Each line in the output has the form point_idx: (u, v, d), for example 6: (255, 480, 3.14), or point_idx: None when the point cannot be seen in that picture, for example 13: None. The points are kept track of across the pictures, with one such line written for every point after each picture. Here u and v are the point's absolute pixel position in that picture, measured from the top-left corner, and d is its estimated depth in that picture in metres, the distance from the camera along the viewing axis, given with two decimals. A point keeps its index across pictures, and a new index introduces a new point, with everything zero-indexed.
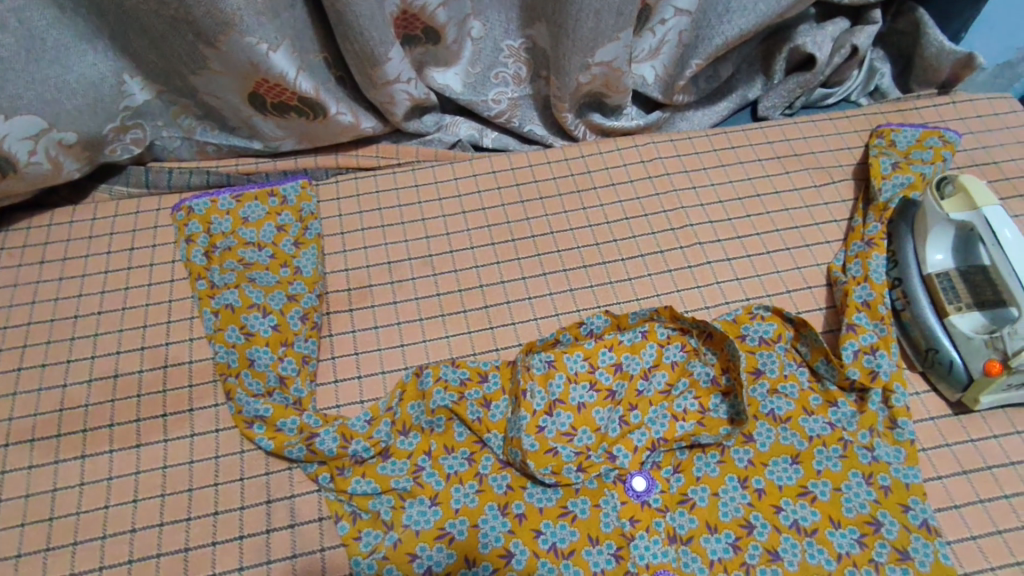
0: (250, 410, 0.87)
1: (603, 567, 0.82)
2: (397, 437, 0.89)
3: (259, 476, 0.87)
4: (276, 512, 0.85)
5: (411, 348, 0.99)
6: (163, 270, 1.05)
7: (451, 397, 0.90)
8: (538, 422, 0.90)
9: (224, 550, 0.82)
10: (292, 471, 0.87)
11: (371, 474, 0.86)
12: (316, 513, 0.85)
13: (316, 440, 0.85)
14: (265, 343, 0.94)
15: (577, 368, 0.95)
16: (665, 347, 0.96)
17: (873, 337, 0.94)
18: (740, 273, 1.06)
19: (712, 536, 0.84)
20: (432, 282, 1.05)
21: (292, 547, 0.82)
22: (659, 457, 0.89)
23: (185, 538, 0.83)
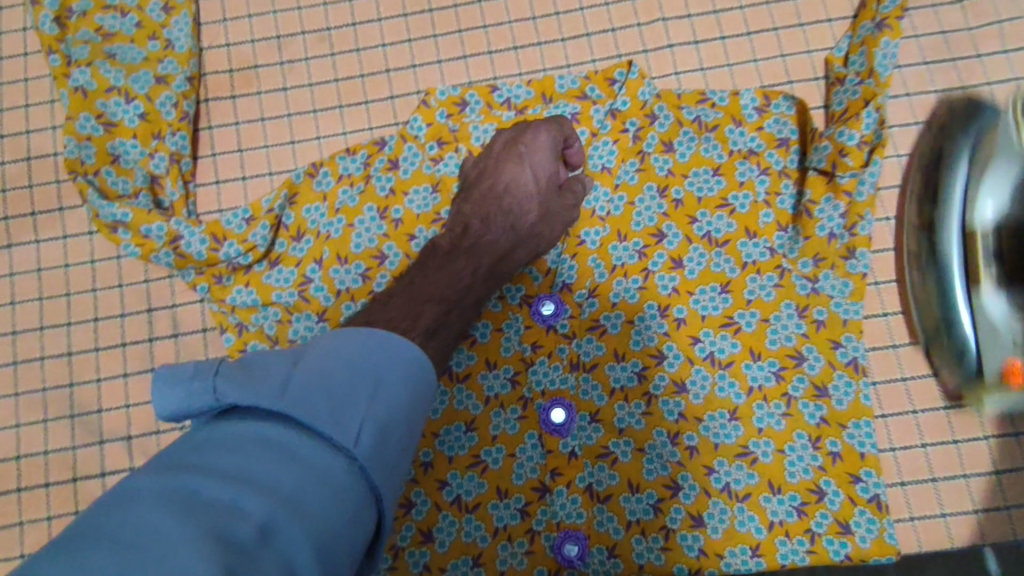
0: (107, 215, 0.77)
1: (497, 392, 0.78)
2: (288, 243, 0.80)
3: (138, 284, 0.81)
4: (158, 321, 0.80)
5: (303, 145, 0.85)
6: (13, 40, 0.88)
7: (347, 187, 0.81)
8: (439, 213, 0.81)
9: (107, 356, 0.79)
10: (173, 279, 0.81)
11: (256, 284, 0.78)
12: (200, 324, 0.80)
13: (182, 243, 0.77)
14: (131, 135, 0.80)
15: (484, 140, 0.83)
16: (596, 139, 0.83)
17: (856, 136, 0.76)
18: (705, 61, 0.87)
19: (618, 364, 0.78)
20: (329, 63, 0.87)
21: (177, 356, 0.79)
22: (573, 279, 0.81)
23: (67, 343, 0.79)
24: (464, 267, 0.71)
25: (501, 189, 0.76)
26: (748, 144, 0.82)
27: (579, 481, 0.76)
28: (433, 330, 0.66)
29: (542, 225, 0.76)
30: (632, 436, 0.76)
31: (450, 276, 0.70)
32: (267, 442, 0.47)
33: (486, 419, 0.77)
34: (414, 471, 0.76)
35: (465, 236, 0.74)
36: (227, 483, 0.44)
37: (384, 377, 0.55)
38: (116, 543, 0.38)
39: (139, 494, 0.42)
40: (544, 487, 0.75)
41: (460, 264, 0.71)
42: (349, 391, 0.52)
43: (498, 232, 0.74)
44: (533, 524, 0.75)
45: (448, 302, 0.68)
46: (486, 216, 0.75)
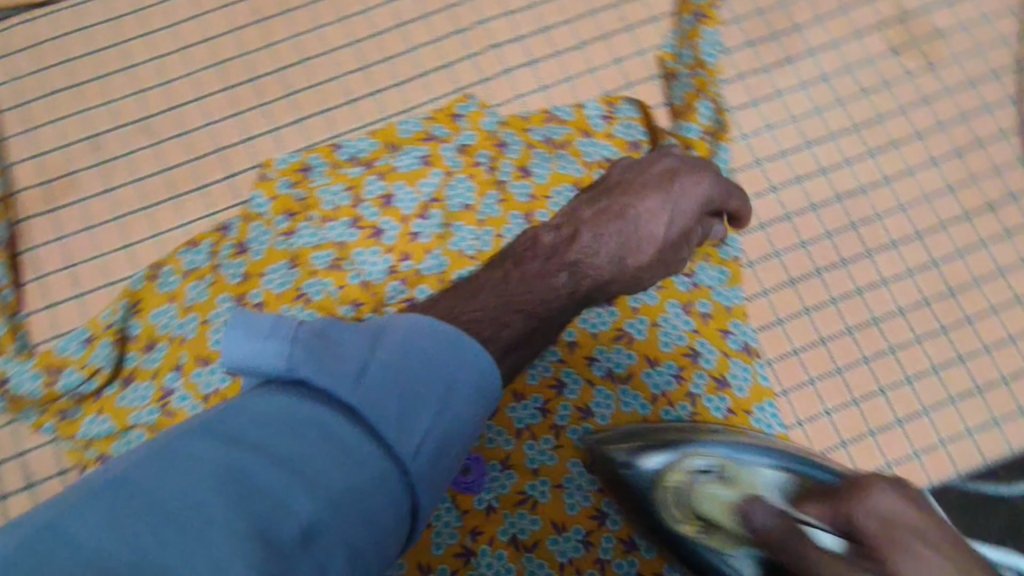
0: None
1: None
2: (139, 356, 0.74)
3: None
4: (7, 474, 0.71)
5: (141, 247, 0.79)
6: None
7: (194, 282, 0.75)
8: (300, 288, 0.76)
9: None
10: (16, 424, 0.72)
11: (109, 409, 0.72)
12: (55, 468, 0.72)
13: (13, 385, 0.72)
14: None
15: (336, 202, 0.79)
16: (452, 178, 0.80)
17: (696, 128, 0.80)
18: (545, 80, 0.85)
19: (519, 403, 0.75)
20: (153, 154, 0.81)
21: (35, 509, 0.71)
22: None
23: None
24: (562, 280, 0.63)
25: (620, 211, 0.64)
26: (601, 153, 0.81)
27: (502, 534, 0.72)
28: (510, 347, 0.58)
29: (649, 270, 0.65)
30: (547, 475, 0.74)
31: (546, 288, 0.62)
32: (301, 444, 0.41)
33: None
34: None
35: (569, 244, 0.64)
36: (286, 474, 0.39)
37: (460, 381, 0.48)
38: (71, 557, 0.33)
39: (179, 467, 0.38)
40: (468, 550, 0.72)
41: (558, 279, 0.62)
42: (423, 389, 0.46)
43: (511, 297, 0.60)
44: None
45: (565, 299, 0.64)
46: (597, 228, 0.65)
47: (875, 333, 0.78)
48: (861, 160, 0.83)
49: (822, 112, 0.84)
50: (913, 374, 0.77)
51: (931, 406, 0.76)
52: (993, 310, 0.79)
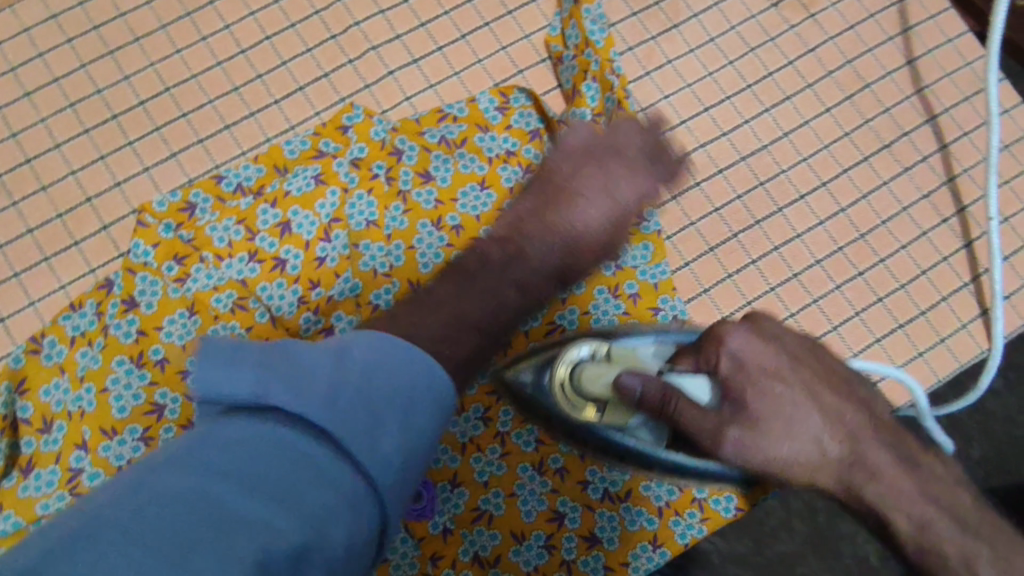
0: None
1: None
2: (35, 439, 0.66)
3: None
4: None
5: (17, 319, 0.71)
6: None
7: (80, 349, 0.68)
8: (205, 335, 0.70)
9: None
10: None
11: (10, 502, 0.65)
12: None
13: None
14: None
15: (228, 238, 0.72)
16: (351, 195, 0.75)
17: (586, 113, 0.77)
18: (432, 77, 0.81)
19: (460, 417, 0.72)
20: (14, 215, 0.74)
21: None
22: None
23: None
24: (534, 267, 0.64)
25: (551, 225, 0.66)
26: (502, 147, 0.79)
27: (462, 555, 0.70)
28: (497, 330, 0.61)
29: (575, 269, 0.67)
30: (498, 485, 0.71)
31: (478, 298, 0.60)
32: (302, 400, 0.41)
33: None
34: None
35: (507, 263, 0.63)
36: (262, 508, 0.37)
37: (429, 387, 0.46)
38: None
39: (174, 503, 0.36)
40: None
41: (499, 289, 0.61)
42: (385, 406, 0.43)
43: (459, 308, 0.58)
44: None
45: (461, 276, 0.61)
46: (577, 206, 0.67)
47: (796, 288, 0.79)
48: (758, 117, 0.83)
49: (714, 74, 0.84)
50: (838, 320, 0.78)
51: (858, 349, 0.77)
52: (902, 246, 0.80)
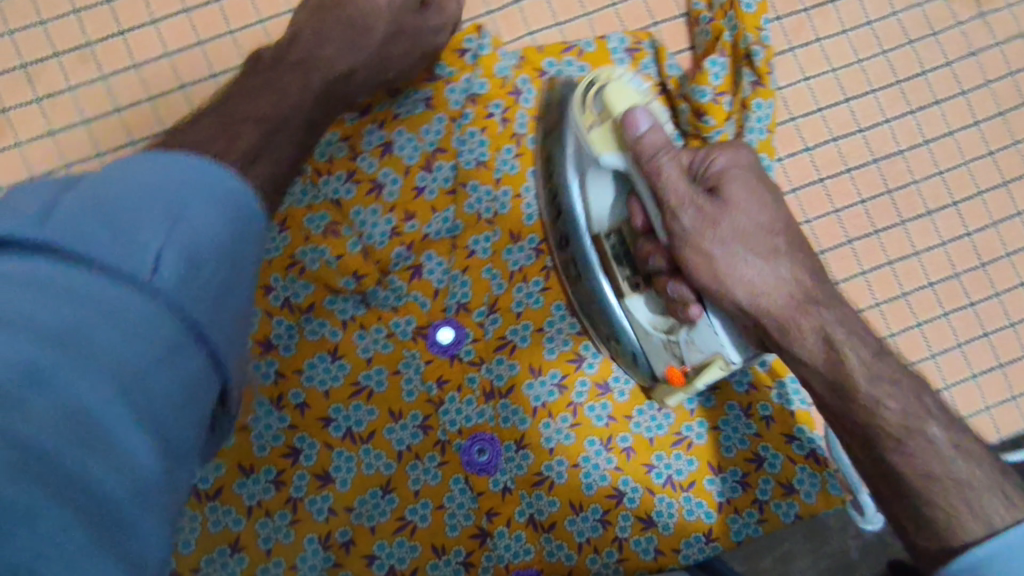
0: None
1: (409, 444, 0.69)
2: None
3: None
4: None
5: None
6: None
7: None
8: (293, 253, 0.68)
9: None
10: None
11: None
12: None
13: None
14: None
15: (331, 153, 0.70)
16: (459, 122, 0.72)
17: (708, 92, 0.70)
18: (559, 15, 0.76)
19: (536, 380, 0.70)
20: (101, 89, 0.70)
21: None
22: (467, 297, 0.71)
23: None
24: (290, 82, 0.62)
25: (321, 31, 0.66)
26: None
27: (519, 516, 0.69)
28: (254, 154, 0.56)
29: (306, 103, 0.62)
30: (563, 454, 0.70)
31: (274, 91, 0.61)
32: (80, 309, 0.38)
33: (403, 475, 0.68)
34: (335, 555, 0.67)
35: (291, 47, 0.64)
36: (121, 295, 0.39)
37: (187, 202, 0.44)
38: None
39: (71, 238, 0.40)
40: (483, 532, 0.69)
41: (288, 78, 0.62)
42: (140, 215, 0.42)
43: (290, 130, 0.60)
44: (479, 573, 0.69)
45: (280, 96, 0.61)
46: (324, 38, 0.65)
47: (902, 306, 0.74)
48: (900, 118, 0.76)
49: (863, 62, 0.77)
50: (937, 349, 0.74)
51: (952, 381, 0.73)
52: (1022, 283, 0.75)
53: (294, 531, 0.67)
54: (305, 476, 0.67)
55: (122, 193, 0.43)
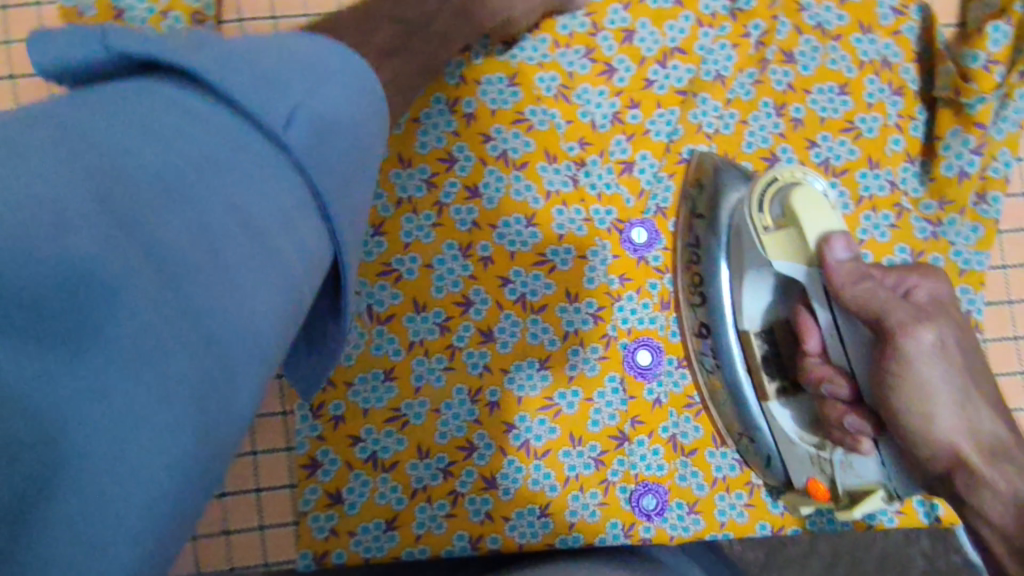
0: None
1: (578, 328, 0.68)
2: None
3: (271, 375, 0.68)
4: None
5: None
6: None
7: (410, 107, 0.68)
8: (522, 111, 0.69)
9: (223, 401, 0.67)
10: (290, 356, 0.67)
11: None
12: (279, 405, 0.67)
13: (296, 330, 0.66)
14: None
15: (571, 25, 0.70)
16: (706, 26, 0.71)
17: (983, 57, 0.68)
18: None
19: None
20: None
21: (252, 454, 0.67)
22: (668, 203, 0.70)
23: None
24: (382, 21, 0.53)
25: None
26: (879, 53, 0.72)
27: (662, 431, 0.68)
28: (388, 52, 0.52)
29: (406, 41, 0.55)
30: None
31: (360, 31, 0.52)
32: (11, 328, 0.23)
33: (563, 356, 0.68)
34: (478, 411, 0.67)
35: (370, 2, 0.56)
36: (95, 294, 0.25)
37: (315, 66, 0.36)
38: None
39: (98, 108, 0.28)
40: (624, 435, 0.68)
41: (376, 28, 0.53)
42: (148, 137, 0.28)
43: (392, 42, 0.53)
44: (609, 475, 0.67)
45: (400, 34, 0.54)
46: None
47: None
48: None
49: None
50: None
51: None
52: None
53: (446, 378, 0.67)
54: (469, 329, 0.67)
55: (146, 119, 0.29)
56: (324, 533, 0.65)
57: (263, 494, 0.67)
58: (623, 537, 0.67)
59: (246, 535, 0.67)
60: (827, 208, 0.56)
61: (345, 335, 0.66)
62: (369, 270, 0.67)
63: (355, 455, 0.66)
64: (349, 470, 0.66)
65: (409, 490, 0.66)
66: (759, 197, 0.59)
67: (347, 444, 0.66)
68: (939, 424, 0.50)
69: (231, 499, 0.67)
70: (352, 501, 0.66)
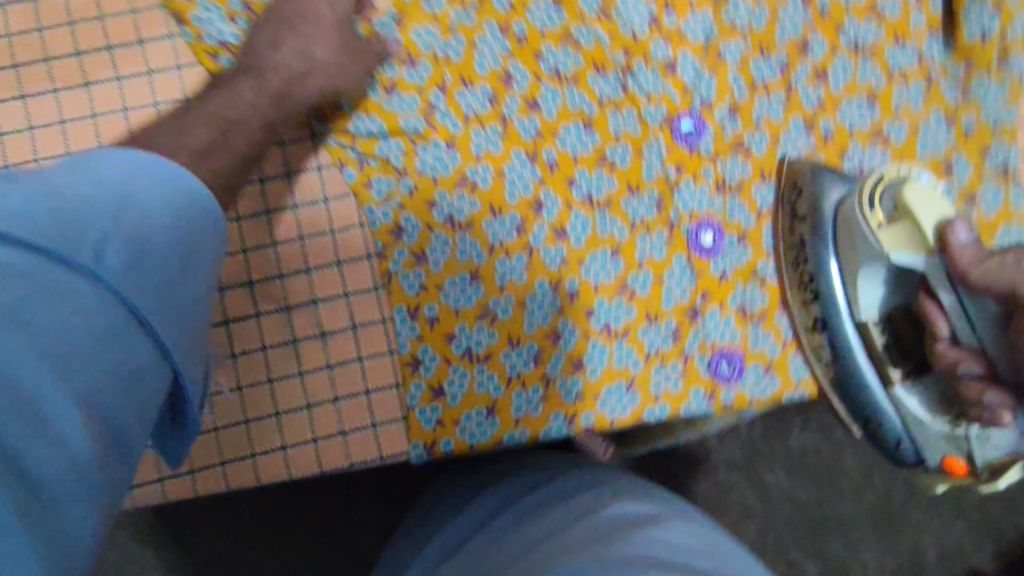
0: (212, 36, 0.73)
1: (643, 217, 0.74)
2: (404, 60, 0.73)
3: (360, 260, 0.73)
4: (303, 184, 0.73)
5: (295, 145, 0.72)
6: None
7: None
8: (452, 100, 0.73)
9: (321, 276, 0.72)
10: (362, 230, 0.73)
11: (376, 108, 0.72)
12: (371, 282, 0.73)
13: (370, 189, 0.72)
14: None
15: None
16: None
17: None
18: None
19: (764, 185, 0.74)
20: None
21: (350, 317, 0.73)
22: (711, 95, 0.74)
23: (276, 267, 0.72)
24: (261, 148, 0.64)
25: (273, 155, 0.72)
26: None
27: (731, 301, 0.73)
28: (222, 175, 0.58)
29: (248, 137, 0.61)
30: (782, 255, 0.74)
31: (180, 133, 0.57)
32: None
33: (633, 244, 0.73)
34: (561, 300, 0.73)
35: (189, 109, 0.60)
36: None
37: (192, 256, 0.51)
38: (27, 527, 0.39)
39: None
40: (695, 309, 0.73)
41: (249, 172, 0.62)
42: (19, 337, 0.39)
43: (218, 109, 0.61)
44: (686, 347, 0.73)
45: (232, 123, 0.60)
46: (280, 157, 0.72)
47: None
48: None
49: None
50: None
51: None
52: None
53: (527, 274, 0.73)
54: (544, 228, 0.73)
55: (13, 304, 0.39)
56: (433, 424, 0.72)
57: (373, 396, 0.72)
58: (706, 402, 0.73)
59: (361, 433, 0.72)
60: (940, 200, 0.68)
61: (432, 244, 0.72)
62: (446, 181, 0.72)
63: (452, 350, 0.72)
64: (447, 366, 0.72)
65: (505, 377, 0.72)
66: (862, 206, 0.69)
67: (444, 342, 0.72)
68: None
69: (345, 402, 0.72)
70: (453, 394, 0.72)
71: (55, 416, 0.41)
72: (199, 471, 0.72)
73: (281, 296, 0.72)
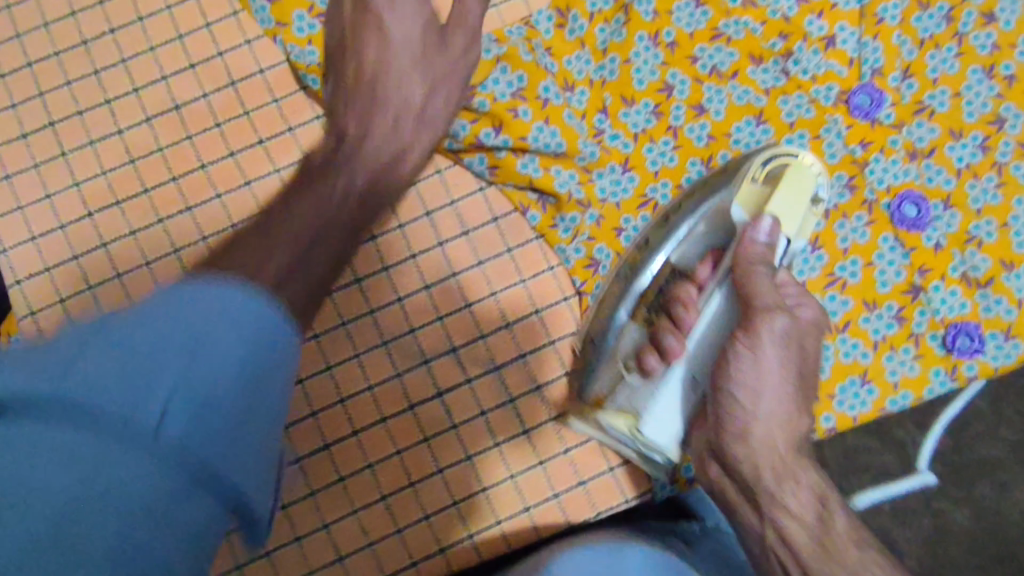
0: None
1: (836, 202, 0.70)
2: (563, 88, 0.70)
3: (558, 305, 0.71)
4: (484, 241, 0.71)
5: (467, 203, 0.71)
6: None
7: (581, 21, 0.70)
8: (535, 92, 0.69)
9: (523, 329, 0.71)
10: (554, 272, 0.71)
11: (558, 122, 0.69)
12: (574, 325, 0.71)
13: (557, 230, 0.70)
14: None
15: None
16: None
17: None
18: None
19: (957, 143, 0.70)
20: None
21: (561, 366, 0.71)
22: (881, 63, 0.70)
23: (477, 329, 0.71)
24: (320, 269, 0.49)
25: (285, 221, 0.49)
26: None
27: (952, 271, 0.69)
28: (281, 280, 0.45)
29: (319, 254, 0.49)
30: (992, 214, 0.69)
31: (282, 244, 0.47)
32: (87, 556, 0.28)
33: (833, 232, 0.69)
34: None
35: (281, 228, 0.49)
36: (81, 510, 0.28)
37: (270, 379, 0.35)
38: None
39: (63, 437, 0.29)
40: (916, 287, 0.69)
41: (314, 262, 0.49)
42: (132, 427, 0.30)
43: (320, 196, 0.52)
44: (914, 328, 0.69)
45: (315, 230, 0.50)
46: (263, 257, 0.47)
47: None
48: None
49: None
50: None
51: None
52: None
53: None
54: None
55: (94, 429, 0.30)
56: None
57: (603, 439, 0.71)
58: (948, 381, 0.68)
59: (600, 479, 0.70)
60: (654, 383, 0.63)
61: None
62: (629, 205, 0.71)
63: None
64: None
65: None
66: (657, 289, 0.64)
67: None
68: (760, 408, 0.57)
69: (576, 451, 0.70)
70: None
71: (127, 507, 0.29)
72: (449, 547, 0.69)
73: (488, 357, 0.71)
